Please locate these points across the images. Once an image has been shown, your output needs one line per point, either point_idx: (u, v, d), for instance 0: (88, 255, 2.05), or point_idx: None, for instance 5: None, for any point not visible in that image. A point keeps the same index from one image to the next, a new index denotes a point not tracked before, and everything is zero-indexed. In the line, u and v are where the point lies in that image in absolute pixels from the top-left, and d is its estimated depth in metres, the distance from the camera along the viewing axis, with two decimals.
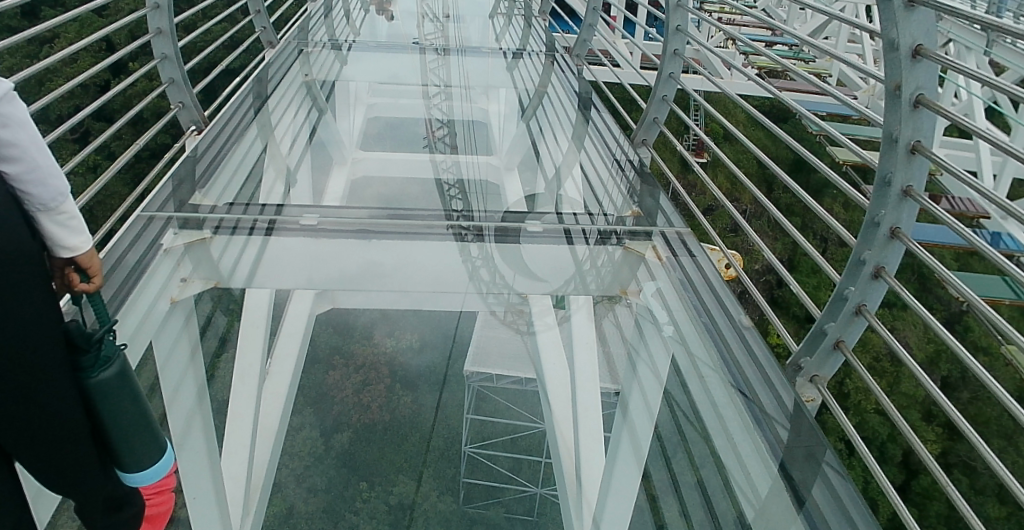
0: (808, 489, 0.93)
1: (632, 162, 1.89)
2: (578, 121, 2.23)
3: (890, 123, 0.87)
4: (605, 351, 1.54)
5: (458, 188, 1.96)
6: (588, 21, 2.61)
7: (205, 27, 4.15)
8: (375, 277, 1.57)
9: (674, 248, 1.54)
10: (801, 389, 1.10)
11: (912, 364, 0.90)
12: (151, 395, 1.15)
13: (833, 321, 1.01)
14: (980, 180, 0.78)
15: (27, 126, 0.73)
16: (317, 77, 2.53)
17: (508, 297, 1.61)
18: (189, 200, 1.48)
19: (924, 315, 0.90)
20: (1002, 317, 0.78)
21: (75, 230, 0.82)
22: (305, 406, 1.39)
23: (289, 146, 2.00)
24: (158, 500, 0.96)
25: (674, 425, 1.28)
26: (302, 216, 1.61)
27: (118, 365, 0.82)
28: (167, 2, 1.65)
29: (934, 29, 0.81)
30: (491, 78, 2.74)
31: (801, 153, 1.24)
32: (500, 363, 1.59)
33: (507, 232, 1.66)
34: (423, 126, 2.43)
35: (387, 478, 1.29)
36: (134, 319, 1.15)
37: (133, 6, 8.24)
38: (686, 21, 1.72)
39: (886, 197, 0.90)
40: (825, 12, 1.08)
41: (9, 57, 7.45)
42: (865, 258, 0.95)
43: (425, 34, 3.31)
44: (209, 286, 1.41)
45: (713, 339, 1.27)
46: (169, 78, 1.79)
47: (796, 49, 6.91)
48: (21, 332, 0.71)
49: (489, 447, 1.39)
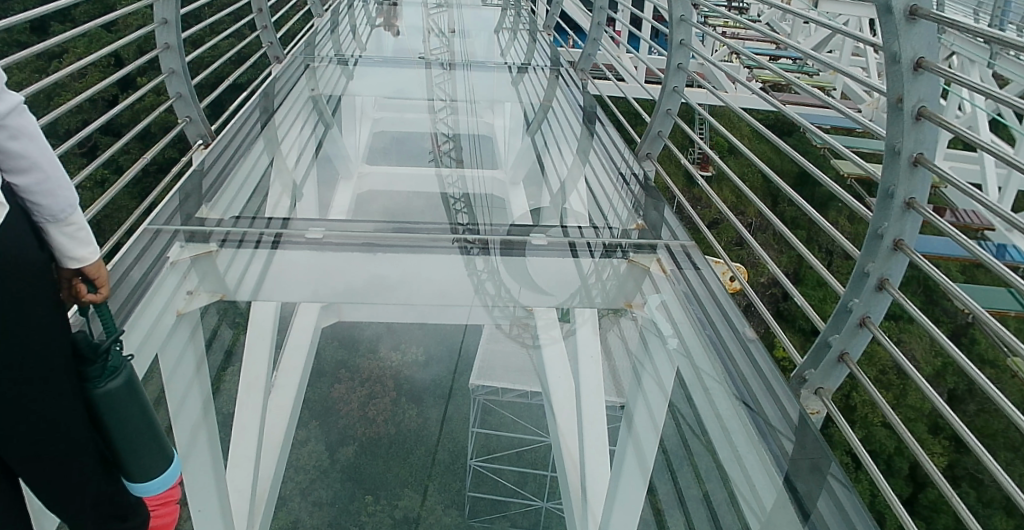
0: (813, 501, 0.93)
1: (636, 176, 1.89)
2: (583, 135, 2.25)
3: (892, 136, 0.87)
4: (611, 366, 1.52)
5: (464, 202, 1.97)
6: (593, 36, 2.63)
7: (212, 44, 4.17)
8: (379, 290, 1.57)
9: (679, 261, 1.54)
10: (806, 401, 1.09)
11: (917, 376, 0.89)
12: (157, 408, 1.15)
13: (837, 333, 1.01)
14: (985, 192, 0.78)
15: (38, 140, 0.74)
16: (324, 92, 2.55)
17: (513, 310, 1.59)
18: (195, 214, 1.48)
19: (928, 327, 0.89)
20: (1007, 330, 0.77)
21: (83, 242, 0.82)
22: (311, 419, 1.39)
23: (296, 159, 2.02)
24: (163, 511, 0.94)
25: (680, 438, 1.27)
26: (309, 229, 1.61)
27: (125, 375, 0.82)
28: (175, 15, 1.66)
29: (936, 42, 0.82)
30: (497, 93, 2.76)
31: (802, 163, 1.22)
32: (505, 377, 1.56)
33: (513, 245, 1.67)
34: (429, 140, 2.44)
35: (394, 492, 1.29)
36: (140, 332, 1.16)
37: (140, 20, 8.35)
38: (689, 36, 1.72)
39: (887, 210, 0.90)
40: (829, 26, 1.08)
41: (20, 73, 7.52)
42: (868, 270, 0.95)
43: (430, 48, 3.33)
44: (215, 299, 1.42)
45: (720, 353, 1.27)
46: (176, 91, 1.79)
47: (800, 62, 6.95)
48: (23, 347, 0.71)
49: (495, 460, 1.38)
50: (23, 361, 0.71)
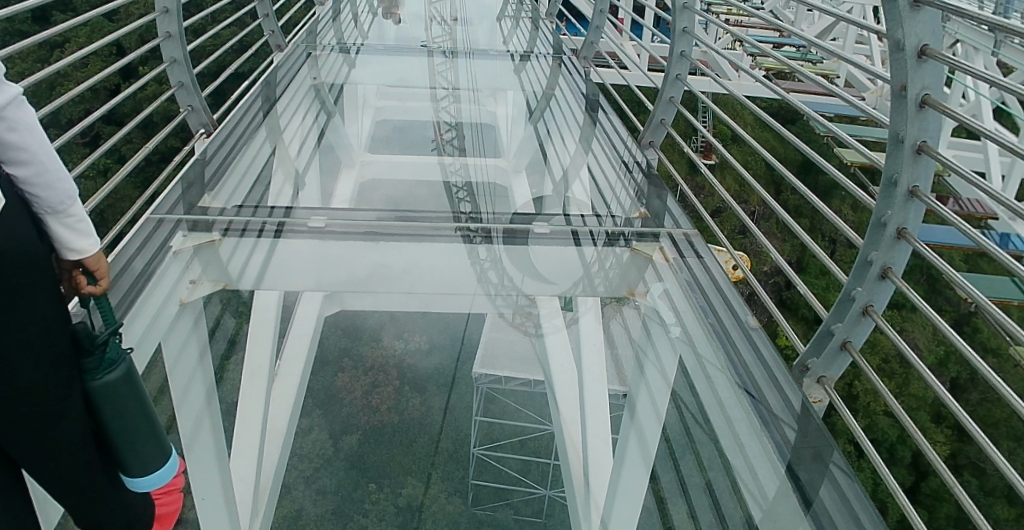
0: (815, 490, 0.93)
1: (639, 164, 1.89)
2: (586, 124, 2.24)
3: (895, 124, 0.86)
4: (614, 353, 1.52)
5: (467, 191, 1.96)
6: (596, 24, 2.62)
7: (213, 31, 4.15)
8: (383, 279, 1.58)
9: (682, 249, 1.55)
10: (808, 389, 1.08)
11: (919, 365, 0.88)
12: (159, 398, 1.15)
13: (840, 322, 1.00)
14: (988, 181, 0.77)
15: (36, 132, 0.74)
16: (326, 80, 2.54)
17: (516, 300, 1.62)
18: (197, 203, 1.48)
19: (931, 316, 0.88)
20: (1012, 320, 0.76)
21: (83, 234, 0.82)
22: (314, 408, 1.39)
23: (298, 148, 2.00)
24: (167, 500, 0.97)
25: (683, 428, 1.27)
26: (311, 218, 1.62)
27: (124, 367, 0.82)
28: (174, 4, 1.64)
29: (942, 28, 0.81)
30: (499, 81, 2.75)
31: (806, 152, 1.21)
32: (508, 365, 1.56)
33: (516, 232, 1.66)
34: (432, 129, 2.43)
35: (397, 480, 1.28)
36: (143, 323, 1.16)
37: (141, 10, 8.34)
38: (693, 23, 1.72)
39: (891, 198, 0.90)
40: (831, 12, 1.07)
41: (21, 64, 7.51)
42: (872, 259, 0.94)
43: (432, 37, 3.31)
44: (218, 287, 1.42)
45: (722, 342, 1.27)
46: (177, 80, 1.78)
47: (804, 50, 6.91)
48: (27, 338, 0.72)
49: (498, 448, 1.38)
50: (22, 349, 0.71)
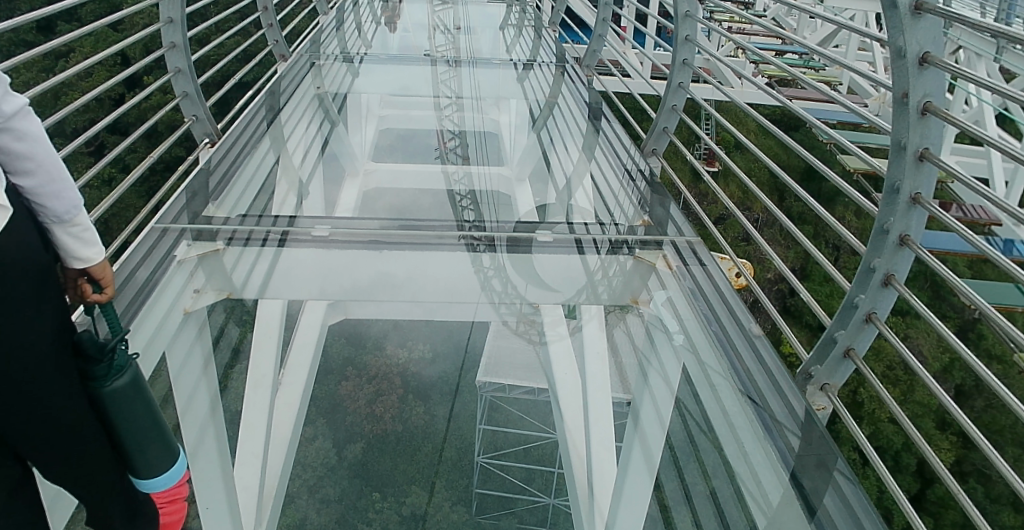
0: (820, 498, 0.92)
1: (643, 173, 1.89)
2: (589, 131, 2.25)
3: (897, 131, 0.86)
4: (617, 361, 1.52)
5: (470, 199, 1.97)
6: (599, 32, 2.61)
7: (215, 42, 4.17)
8: (386, 287, 1.60)
9: (685, 257, 1.54)
10: (812, 397, 1.08)
11: (922, 372, 0.87)
12: (164, 407, 1.14)
13: (843, 329, 1.00)
14: (992, 189, 0.76)
15: (43, 141, 0.74)
16: (329, 90, 2.55)
17: (520, 307, 1.60)
18: (202, 212, 1.49)
19: (934, 323, 0.87)
20: (1012, 325, 0.76)
21: (87, 242, 0.82)
22: (317, 416, 1.38)
23: (301, 158, 2.01)
24: (171, 509, 0.94)
25: (687, 436, 1.26)
26: (314, 227, 1.62)
27: (131, 374, 0.81)
28: (179, 14, 1.64)
29: (944, 36, 0.80)
30: (502, 89, 2.76)
31: (807, 159, 1.19)
32: (511, 373, 1.58)
33: (518, 242, 1.69)
34: (435, 137, 2.43)
35: (400, 489, 1.27)
36: (146, 332, 1.16)
37: (144, 20, 8.41)
38: (695, 31, 1.73)
39: (893, 205, 0.90)
40: (834, 21, 1.07)
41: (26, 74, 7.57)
42: (875, 266, 0.94)
43: (436, 46, 3.33)
44: (221, 297, 1.42)
45: (725, 349, 1.28)
46: (182, 89, 1.78)
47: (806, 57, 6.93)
48: (20, 357, 0.70)
49: (502, 457, 1.37)
50: (26, 358, 0.71)
